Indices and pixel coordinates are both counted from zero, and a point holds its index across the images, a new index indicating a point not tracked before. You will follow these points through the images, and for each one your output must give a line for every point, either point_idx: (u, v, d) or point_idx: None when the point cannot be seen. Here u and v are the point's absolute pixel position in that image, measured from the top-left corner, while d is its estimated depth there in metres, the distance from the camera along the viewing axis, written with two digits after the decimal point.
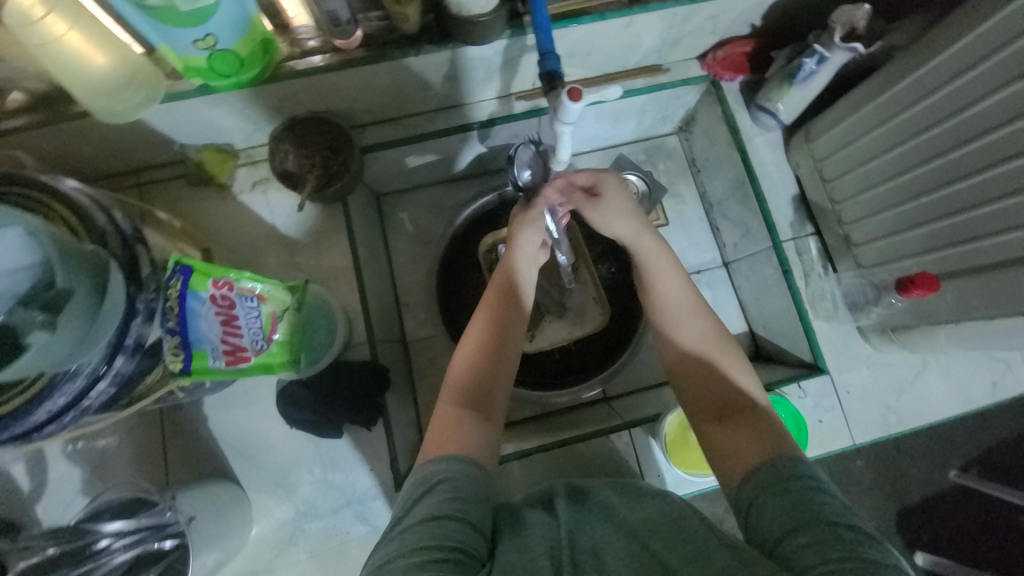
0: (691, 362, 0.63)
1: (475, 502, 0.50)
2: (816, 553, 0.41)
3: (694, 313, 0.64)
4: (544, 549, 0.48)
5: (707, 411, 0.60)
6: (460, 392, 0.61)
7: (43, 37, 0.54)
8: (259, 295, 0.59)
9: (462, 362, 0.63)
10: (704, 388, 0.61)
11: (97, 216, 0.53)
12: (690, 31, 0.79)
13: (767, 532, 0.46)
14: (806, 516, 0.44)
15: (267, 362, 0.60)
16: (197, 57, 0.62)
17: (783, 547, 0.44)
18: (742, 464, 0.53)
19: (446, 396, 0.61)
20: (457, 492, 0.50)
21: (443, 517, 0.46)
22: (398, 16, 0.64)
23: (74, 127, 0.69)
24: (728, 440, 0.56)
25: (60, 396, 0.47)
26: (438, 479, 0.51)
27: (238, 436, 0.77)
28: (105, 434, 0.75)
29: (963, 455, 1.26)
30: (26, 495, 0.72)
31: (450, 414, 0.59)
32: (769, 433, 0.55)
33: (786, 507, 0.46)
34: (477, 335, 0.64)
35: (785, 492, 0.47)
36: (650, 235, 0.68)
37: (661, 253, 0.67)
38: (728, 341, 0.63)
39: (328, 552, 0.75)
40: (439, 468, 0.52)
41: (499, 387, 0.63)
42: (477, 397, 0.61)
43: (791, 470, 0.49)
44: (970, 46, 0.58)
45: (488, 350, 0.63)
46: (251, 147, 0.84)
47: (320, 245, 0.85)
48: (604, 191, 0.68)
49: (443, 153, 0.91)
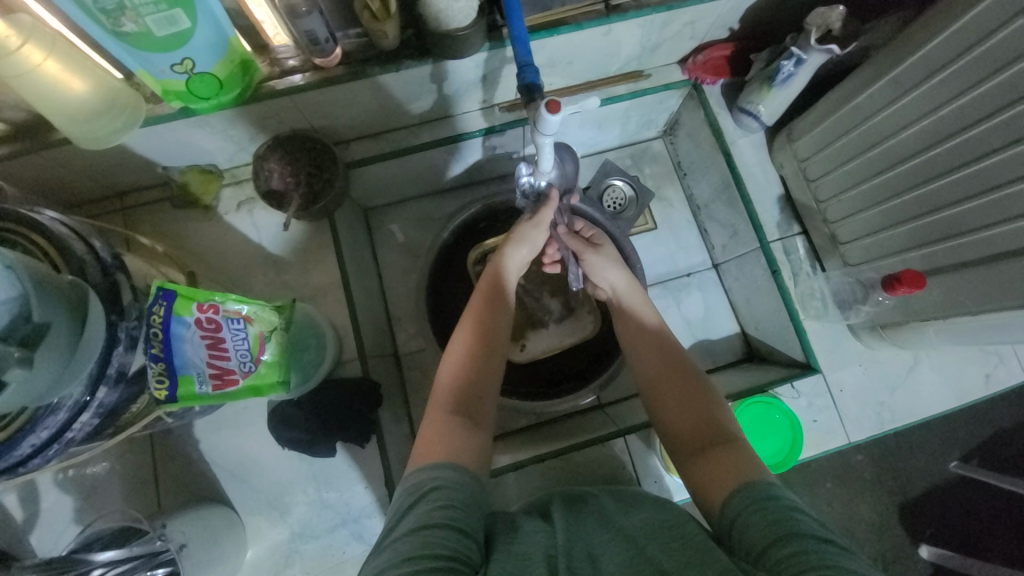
0: (669, 379, 0.65)
1: (467, 508, 0.49)
2: (799, 563, 0.41)
3: (664, 346, 0.69)
4: (540, 557, 0.48)
5: (689, 430, 0.61)
6: (449, 401, 0.61)
7: (20, 67, 0.54)
8: (246, 316, 0.59)
9: (447, 378, 0.63)
10: (681, 417, 0.62)
11: (75, 246, 0.52)
12: (669, 36, 0.80)
13: (750, 547, 0.45)
14: (786, 527, 0.45)
15: (255, 384, 0.59)
16: (176, 80, 0.62)
17: (766, 560, 0.43)
18: (723, 490, 0.53)
19: (433, 408, 0.61)
20: (451, 499, 0.49)
21: (433, 526, 0.46)
22: (377, 33, 0.64)
23: (56, 154, 0.68)
24: (708, 468, 0.56)
25: (43, 429, 0.47)
26: (429, 486, 0.50)
27: (230, 458, 0.77)
28: (95, 462, 0.75)
29: (963, 446, 1.26)
30: (17, 526, 0.71)
31: (439, 423, 0.58)
32: (746, 455, 0.55)
33: (766, 521, 0.46)
34: (465, 349, 0.65)
35: (764, 508, 0.47)
36: (636, 286, 0.77)
37: (642, 299, 0.76)
38: (699, 375, 0.66)
39: (325, 572, 0.74)
40: (434, 474, 0.52)
41: (487, 396, 0.63)
42: (466, 406, 0.61)
43: (767, 488, 0.49)
44: (945, 45, 0.59)
45: (476, 362, 0.64)
46: (236, 166, 0.84)
47: (309, 262, 0.85)
48: (602, 245, 0.80)
49: (429, 165, 0.92)
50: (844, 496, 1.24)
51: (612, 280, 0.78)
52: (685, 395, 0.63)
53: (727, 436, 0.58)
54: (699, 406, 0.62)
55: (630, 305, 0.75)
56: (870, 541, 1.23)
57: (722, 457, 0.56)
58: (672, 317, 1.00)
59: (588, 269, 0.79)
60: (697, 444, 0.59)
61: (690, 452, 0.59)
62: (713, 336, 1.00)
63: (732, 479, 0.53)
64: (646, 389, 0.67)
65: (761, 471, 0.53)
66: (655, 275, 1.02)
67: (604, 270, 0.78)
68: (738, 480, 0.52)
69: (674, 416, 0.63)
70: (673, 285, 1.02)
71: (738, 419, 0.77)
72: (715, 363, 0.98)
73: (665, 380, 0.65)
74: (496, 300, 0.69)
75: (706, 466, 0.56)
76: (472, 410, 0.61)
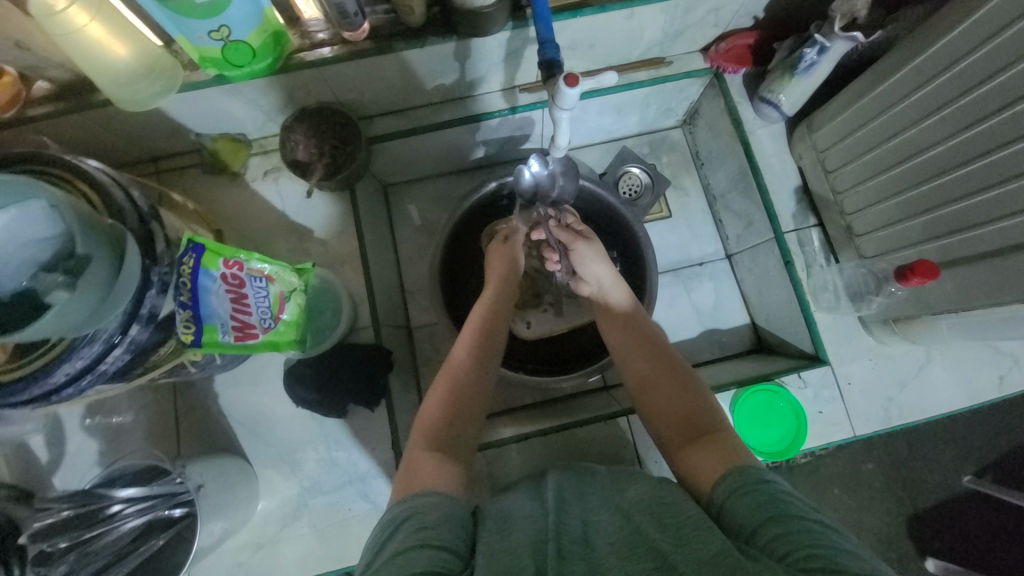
0: (665, 378, 0.66)
1: (441, 524, 0.49)
2: (790, 541, 0.42)
3: (648, 343, 0.71)
4: (527, 546, 0.47)
5: (677, 426, 0.62)
6: (428, 436, 0.62)
7: (65, 27, 0.57)
8: (268, 276, 0.63)
9: (429, 412, 0.65)
10: (673, 413, 0.63)
11: (116, 193, 0.55)
12: (692, 23, 0.80)
13: (741, 526, 0.46)
14: (777, 509, 0.46)
15: (274, 339, 0.65)
16: (212, 48, 0.65)
17: (758, 539, 0.44)
18: (709, 476, 0.53)
19: (413, 443, 0.62)
20: (423, 523, 0.49)
21: (409, 549, 0.46)
22: (404, 9, 0.66)
23: (96, 114, 0.72)
24: (696, 458, 0.56)
25: (78, 358, 0.50)
26: (404, 516, 0.50)
27: (246, 414, 0.80)
28: (122, 410, 0.79)
29: (977, 461, 1.23)
30: (44, 465, 0.76)
31: (419, 456, 0.59)
32: (731, 444, 0.56)
33: (756, 503, 0.47)
34: (446, 384, 0.67)
35: (752, 491, 0.48)
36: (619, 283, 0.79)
37: (628, 298, 0.78)
38: (684, 370, 0.67)
39: (331, 526, 0.77)
40: (408, 504, 0.52)
41: (464, 438, 0.64)
42: (445, 441, 0.62)
43: (757, 474, 0.50)
44: (966, 34, 0.59)
45: (456, 398, 0.65)
46: (264, 136, 0.87)
47: (330, 234, 0.89)
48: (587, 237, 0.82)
49: (450, 144, 0.94)
50: (850, 502, 1.22)
51: (597, 275, 0.80)
52: (680, 396, 0.64)
53: (717, 427, 0.59)
54: (689, 402, 0.63)
55: (615, 302, 0.78)
56: (875, 549, 1.21)
57: (713, 447, 0.56)
58: (682, 305, 1.01)
59: (574, 262, 0.82)
60: (686, 437, 0.60)
61: (678, 446, 0.60)
62: (723, 326, 1.00)
63: (721, 467, 0.53)
64: (635, 385, 0.68)
65: (748, 456, 0.54)
66: (667, 262, 1.03)
67: (591, 263, 0.80)
68: (726, 465, 0.53)
69: (663, 414, 0.63)
70: (684, 274, 1.02)
71: (741, 405, 0.78)
72: (723, 352, 0.99)
73: (652, 376, 0.67)
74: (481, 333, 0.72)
75: (698, 456, 0.57)
76: (448, 446, 0.61)
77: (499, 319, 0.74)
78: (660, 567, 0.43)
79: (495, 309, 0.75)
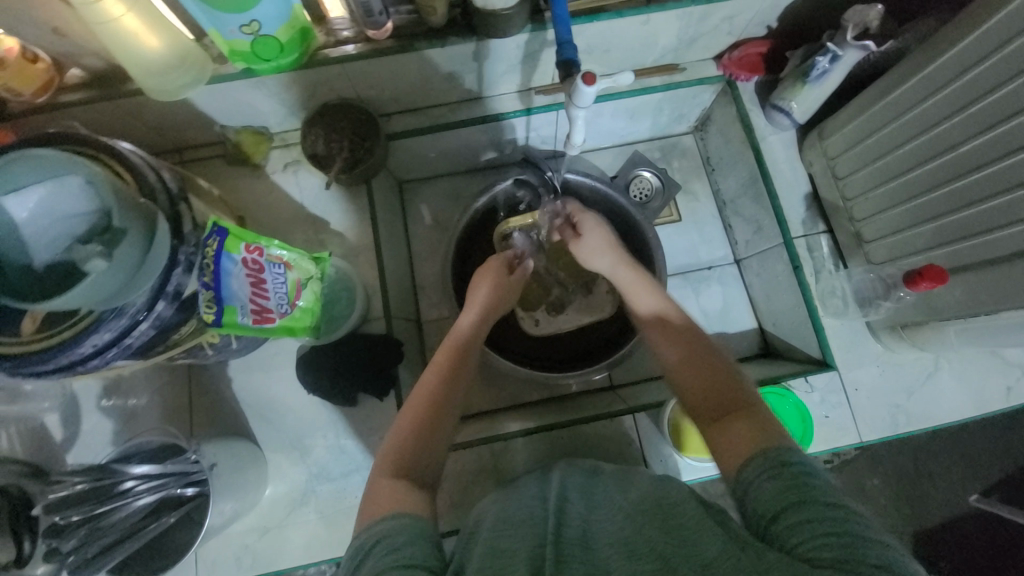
0: (692, 358, 0.65)
1: (412, 542, 0.48)
2: (812, 528, 0.43)
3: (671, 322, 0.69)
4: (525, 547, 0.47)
5: (706, 403, 0.61)
6: (393, 463, 0.59)
7: (101, 17, 0.59)
8: (286, 262, 0.65)
9: (396, 438, 0.61)
10: (701, 392, 0.62)
11: (147, 175, 0.58)
12: (706, 31, 0.82)
13: (763, 512, 0.47)
14: (801, 494, 0.46)
15: (290, 324, 0.67)
16: (242, 42, 0.67)
17: (780, 523, 0.45)
18: (738, 457, 0.53)
19: (377, 471, 0.59)
20: (394, 544, 0.48)
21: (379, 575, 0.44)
22: (427, 9, 0.69)
23: (126, 103, 0.75)
24: (726, 438, 0.56)
25: (107, 330, 0.52)
26: (373, 540, 0.49)
27: (258, 399, 0.81)
28: (137, 393, 0.80)
29: (986, 479, 1.22)
30: (58, 443, 0.77)
31: (385, 484, 0.56)
32: (762, 423, 0.56)
33: (781, 487, 0.47)
34: (416, 407, 0.64)
35: (779, 474, 0.48)
36: (627, 266, 0.76)
37: (636, 277, 0.75)
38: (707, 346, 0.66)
39: (337, 513, 0.78)
40: (378, 527, 0.50)
41: (432, 465, 0.61)
42: (411, 467, 0.59)
43: (785, 456, 0.50)
44: (976, 44, 0.60)
45: (424, 424, 0.62)
46: (285, 130, 0.90)
47: (345, 227, 0.90)
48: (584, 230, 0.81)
49: (465, 143, 0.96)
50: None
51: (601, 266, 0.79)
52: (707, 372, 0.63)
53: (745, 404, 0.58)
54: (716, 380, 0.62)
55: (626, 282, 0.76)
56: None
57: (742, 427, 0.56)
58: (690, 308, 1.01)
59: (580, 258, 0.81)
60: (716, 415, 0.59)
61: (711, 422, 0.59)
62: (730, 330, 1.01)
63: (749, 447, 0.53)
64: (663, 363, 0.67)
65: (778, 436, 0.53)
66: (676, 265, 1.04)
67: (594, 257, 0.79)
68: (755, 447, 0.53)
69: (691, 393, 0.63)
70: (693, 277, 1.03)
71: None
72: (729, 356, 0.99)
73: (677, 354, 0.66)
74: (455, 354, 0.69)
75: (724, 435, 0.57)
76: (415, 473, 0.59)
77: (475, 342, 0.72)
78: (664, 569, 0.43)
79: (473, 333, 0.73)
